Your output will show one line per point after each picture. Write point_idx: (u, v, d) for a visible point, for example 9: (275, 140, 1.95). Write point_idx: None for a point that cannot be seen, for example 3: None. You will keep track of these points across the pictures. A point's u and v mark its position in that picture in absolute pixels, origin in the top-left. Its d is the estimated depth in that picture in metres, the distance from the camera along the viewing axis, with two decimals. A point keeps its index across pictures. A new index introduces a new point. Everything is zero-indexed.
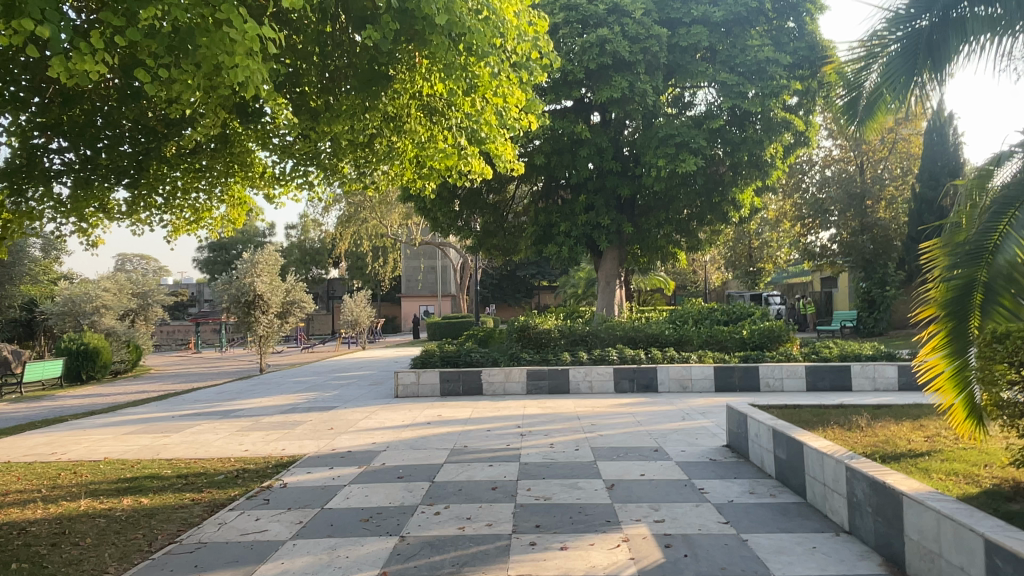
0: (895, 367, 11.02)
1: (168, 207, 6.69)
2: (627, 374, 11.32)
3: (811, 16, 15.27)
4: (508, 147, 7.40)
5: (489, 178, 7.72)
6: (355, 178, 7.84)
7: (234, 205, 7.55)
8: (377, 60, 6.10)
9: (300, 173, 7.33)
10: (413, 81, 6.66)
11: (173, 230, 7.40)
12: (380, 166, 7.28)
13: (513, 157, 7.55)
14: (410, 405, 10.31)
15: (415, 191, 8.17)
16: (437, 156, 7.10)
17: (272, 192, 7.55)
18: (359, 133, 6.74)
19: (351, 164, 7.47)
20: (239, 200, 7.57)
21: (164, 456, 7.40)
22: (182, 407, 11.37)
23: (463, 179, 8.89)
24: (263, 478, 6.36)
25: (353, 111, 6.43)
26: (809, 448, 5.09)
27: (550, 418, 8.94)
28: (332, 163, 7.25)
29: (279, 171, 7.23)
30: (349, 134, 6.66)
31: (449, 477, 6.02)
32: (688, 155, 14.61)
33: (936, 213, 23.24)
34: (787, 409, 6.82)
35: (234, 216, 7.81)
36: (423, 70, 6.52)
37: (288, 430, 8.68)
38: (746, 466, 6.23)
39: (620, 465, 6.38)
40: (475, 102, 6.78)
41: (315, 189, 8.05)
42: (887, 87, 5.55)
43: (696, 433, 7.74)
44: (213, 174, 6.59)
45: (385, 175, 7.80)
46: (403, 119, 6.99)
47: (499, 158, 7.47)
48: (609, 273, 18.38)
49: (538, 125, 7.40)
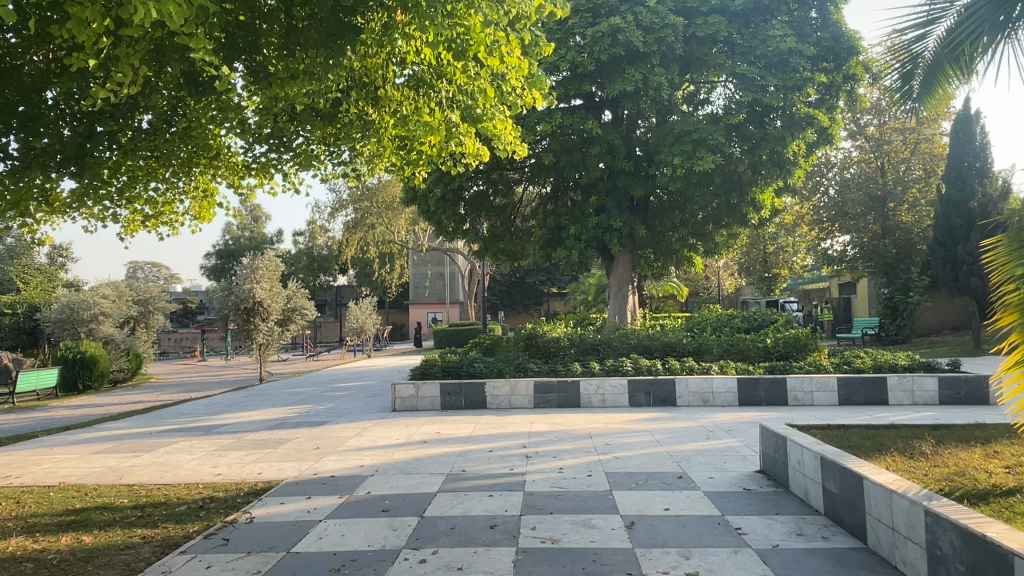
0: (936, 379, 10.10)
1: (123, 200, 6.14)
2: (643, 387, 10.46)
3: (837, 5, 14.34)
4: (507, 125, 6.81)
5: (485, 160, 7.13)
6: (330, 161, 7.32)
7: (198, 198, 7.03)
8: (343, 7, 5.27)
9: (271, 160, 6.84)
10: (391, 41, 5.90)
11: (129, 227, 6.88)
12: (355, 142, 6.63)
13: (513, 138, 6.99)
14: (407, 420, 9.50)
15: (405, 177, 7.64)
16: (421, 130, 6.37)
17: (241, 182, 7.05)
18: (324, 97, 6.07)
19: (324, 144, 6.86)
20: (205, 193, 7.04)
21: (126, 481, 6.60)
22: (164, 421, 10.61)
23: (457, 165, 8.24)
24: (230, 510, 5.54)
25: (311, 69, 5.44)
26: (869, 483, 4.23)
27: (559, 436, 8.10)
28: (304, 147, 6.77)
29: (249, 159, 6.79)
30: (307, 100, 5.94)
31: (441, 512, 5.18)
32: (706, 153, 13.78)
33: (963, 216, 22.14)
34: (831, 431, 5.94)
35: (198, 210, 7.27)
36: (402, 28, 5.79)
37: (270, 450, 7.87)
38: (787, 499, 5.35)
39: (640, 496, 5.52)
40: (468, 69, 6.28)
41: (289, 180, 7.55)
42: (962, 40, 5.62)
43: (724, 455, 6.87)
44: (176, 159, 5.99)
45: (363, 155, 7.15)
46: (378, 85, 6.33)
47: (498, 138, 6.88)
48: (621, 278, 17.48)
49: (541, 101, 6.75)
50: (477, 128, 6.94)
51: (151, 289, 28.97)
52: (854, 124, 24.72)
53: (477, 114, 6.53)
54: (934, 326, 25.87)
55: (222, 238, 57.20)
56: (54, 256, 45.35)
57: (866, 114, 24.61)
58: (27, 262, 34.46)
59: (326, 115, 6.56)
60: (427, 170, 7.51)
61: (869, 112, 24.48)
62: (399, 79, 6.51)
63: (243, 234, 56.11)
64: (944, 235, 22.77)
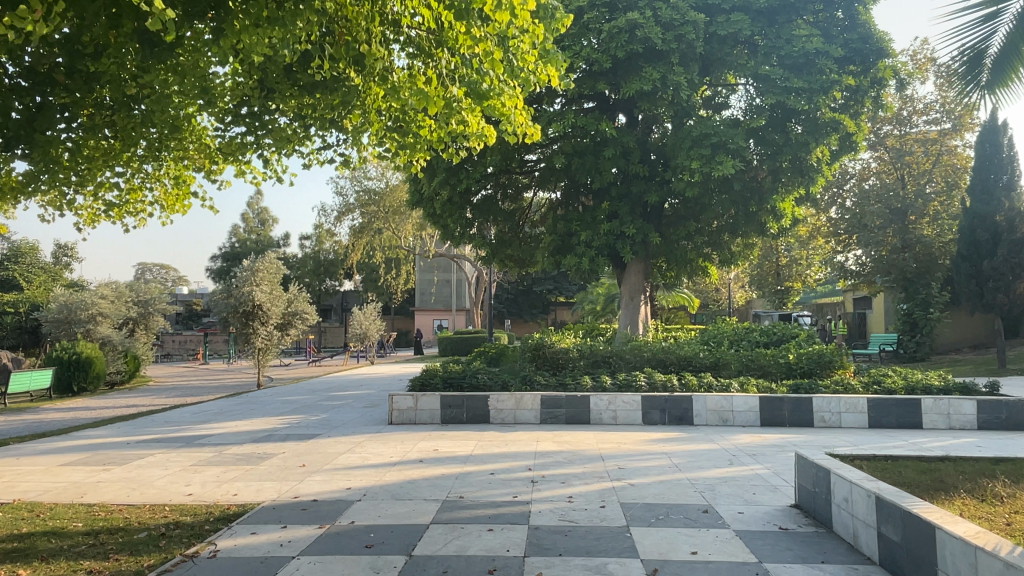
0: (974, 402, 9.36)
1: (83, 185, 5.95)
2: (658, 404, 9.75)
3: (865, 5, 13.68)
4: (517, 104, 6.49)
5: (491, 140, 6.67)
6: (311, 139, 6.88)
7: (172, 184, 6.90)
8: None
9: (249, 141, 6.48)
10: None
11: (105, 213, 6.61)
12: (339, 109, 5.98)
13: (523, 118, 6.66)
14: (403, 435, 8.82)
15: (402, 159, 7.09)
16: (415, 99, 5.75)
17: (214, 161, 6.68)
18: (293, 50, 5.44)
19: (303, 118, 6.36)
20: (180, 176, 6.88)
21: (86, 501, 5.93)
22: (147, 429, 9.95)
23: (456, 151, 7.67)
24: (193, 541, 4.85)
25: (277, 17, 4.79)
26: (944, 534, 3.53)
27: (568, 457, 7.41)
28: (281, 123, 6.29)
29: (223, 135, 6.39)
30: (274, 53, 5.32)
31: (432, 550, 4.48)
32: (726, 157, 13.09)
33: (990, 230, 21.29)
34: (880, 464, 5.24)
35: (167, 197, 7.10)
36: None
37: (251, 467, 7.19)
38: (833, 543, 4.64)
39: (663, 535, 4.81)
40: (473, 36, 5.64)
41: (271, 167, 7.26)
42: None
43: (752, 486, 6.15)
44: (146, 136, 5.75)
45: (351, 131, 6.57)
46: (362, 43, 5.61)
47: (507, 119, 6.59)
48: (633, 287, 16.79)
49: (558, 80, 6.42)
50: (482, 106, 6.40)
51: (151, 290, 28.44)
52: (874, 134, 24.05)
53: (483, 91, 6.03)
54: (954, 343, 25.05)
55: (229, 240, 56.88)
56: (59, 255, 45.06)
57: (886, 124, 23.95)
58: (30, 261, 34.16)
59: (305, 85, 6.03)
60: (425, 155, 7.01)
61: (889, 122, 23.85)
62: (389, 43, 5.92)
63: (249, 237, 55.79)
64: (969, 249, 21.87)
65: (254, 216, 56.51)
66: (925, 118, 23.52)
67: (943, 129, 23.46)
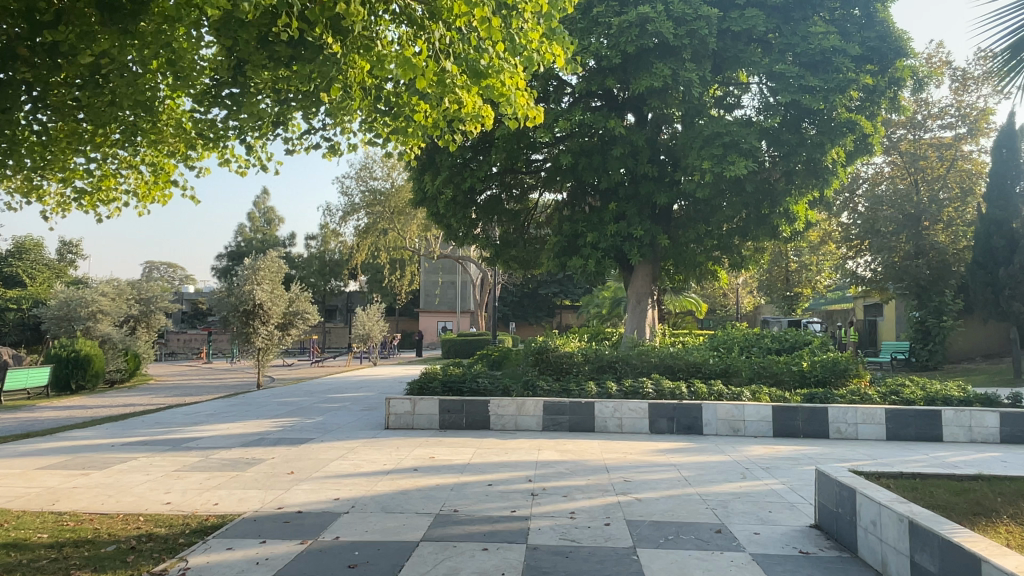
0: (998, 415, 8.94)
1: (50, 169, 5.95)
2: (665, 412, 9.35)
3: (884, 3, 13.31)
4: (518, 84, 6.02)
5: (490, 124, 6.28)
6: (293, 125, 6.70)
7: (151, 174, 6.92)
8: None
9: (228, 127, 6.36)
10: None
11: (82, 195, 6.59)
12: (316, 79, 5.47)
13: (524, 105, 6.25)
14: (399, 441, 8.44)
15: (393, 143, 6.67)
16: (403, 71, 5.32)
17: (191, 146, 6.64)
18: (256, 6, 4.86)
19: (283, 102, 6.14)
20: (161, 164, 6.89)
21: (57, 509, 5.58)
22: (136, 431, 9.60)
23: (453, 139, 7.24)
24: (164, 556, 4.50)
25: None
26: (988, 567, 3.13)
27: (572, 468, 7.02)
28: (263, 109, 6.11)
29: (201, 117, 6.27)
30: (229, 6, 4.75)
31: (420, 572, 4.11)
32: (738, 157, 12.69)
33: (1007, 237, 20.76)
34: (909, 483, 4.82)
35: (145, 186, 7.13)
36: None
37: (237, 473, 6.82)
38: (859, 571, 4.24)
39: (673, 558, 4.41)
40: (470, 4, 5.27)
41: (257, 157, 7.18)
42: None
43: (767, 503, 5.75)
44: (120, 122, 5.67)
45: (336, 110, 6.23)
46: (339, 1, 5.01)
47: (507, 103, 6.18)
48: (640, 290, 16.39)
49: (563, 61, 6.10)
50: (481, 85, 6.05)
51: (153, 288, 28.17)
52: (887, 138, 23.57)
53: (481, 69, 5.75)
54: (967, 352, 24.53)
55: (234, 239, 56.73)
56: (63, 252, 44.97)
57: (900, 128, 23.48)
58: (35, 258, 34.12)
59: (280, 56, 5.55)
60: (419, 138, 6.62)
61: (903, 126, 23.39)
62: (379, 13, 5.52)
63: (255, 236, 55.60)
64: (984, 256, 21.36)
65: (260, 216, 56.40)
66: (940, 122, 23.06)
67: (958, 134, 22.98)
